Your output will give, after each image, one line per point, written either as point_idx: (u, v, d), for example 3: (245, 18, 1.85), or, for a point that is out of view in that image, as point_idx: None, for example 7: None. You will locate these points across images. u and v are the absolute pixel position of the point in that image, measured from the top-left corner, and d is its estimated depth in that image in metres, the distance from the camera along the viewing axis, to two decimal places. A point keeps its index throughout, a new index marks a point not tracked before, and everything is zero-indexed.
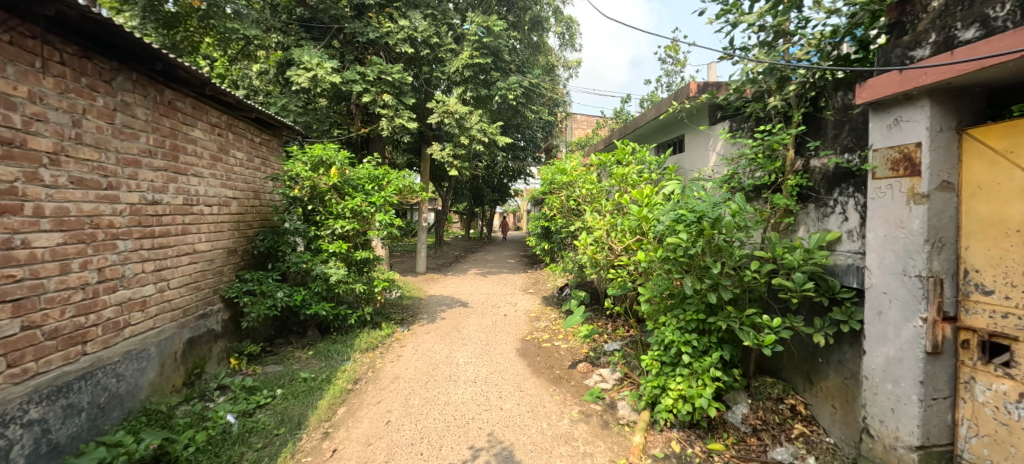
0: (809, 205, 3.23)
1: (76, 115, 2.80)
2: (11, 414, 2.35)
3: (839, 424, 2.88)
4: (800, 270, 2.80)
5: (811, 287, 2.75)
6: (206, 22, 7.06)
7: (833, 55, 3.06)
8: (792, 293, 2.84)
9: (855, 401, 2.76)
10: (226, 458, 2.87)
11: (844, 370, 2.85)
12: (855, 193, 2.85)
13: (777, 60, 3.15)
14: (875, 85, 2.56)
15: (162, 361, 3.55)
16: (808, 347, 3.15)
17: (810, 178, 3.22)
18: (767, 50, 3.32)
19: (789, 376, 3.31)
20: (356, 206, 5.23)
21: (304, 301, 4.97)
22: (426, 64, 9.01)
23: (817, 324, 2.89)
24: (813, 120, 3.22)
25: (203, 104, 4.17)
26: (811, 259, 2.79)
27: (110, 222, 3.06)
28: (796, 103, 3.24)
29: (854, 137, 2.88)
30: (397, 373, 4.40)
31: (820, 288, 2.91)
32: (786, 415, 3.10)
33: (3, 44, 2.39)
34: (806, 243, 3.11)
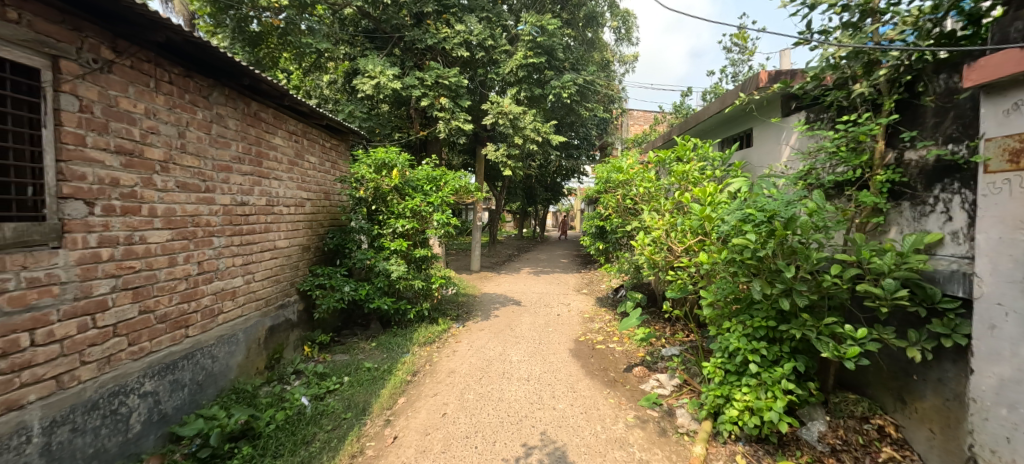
0: (902, 202, 2.96)
1: (181, 127, 3.19)
2: (130, 386, 2.72)
3: (938, 450, 2.63)
4: (891, 276, 2.57)
5: (905, 294, 2.53)
6: (284, 38, 8.06)
7: (934, 32, 2.71)
8: (882, 301, 2.63)
9: (959, 427, 2.51)
10: (300, 437, 3.15)
11: (944, 390, 2.59)
12: (961, 189, 2.60)
13: (863, 43, 2.88)
14: (987, 65, 2.30)
15: (248, 346, 3.94)
16: (898, 362, 2.88)
17: (904, 173, 2.95)
18: (851, 33, 3.07)
19: (875, 393, 3.05)
20: (416, 206, 5.49)
21: (368, 295, 5.30)
22: (481, 66, 9.22)
23: (911, 336, 2.63)
24: (908, 107, 2.96)
25: (282, 114, 4.57)
26: (904, 263, 2.55)
27: (207, 221, 3.46)
28: (888, 89, 2.97)
29: (960, 126, 2.63)
30: (453, 367, 4.57)
31: (915, 296, 2.65)
32: (873, 437, 2.84)
33: (126, 68, 2.76)
34: (900, 245, 2.85)
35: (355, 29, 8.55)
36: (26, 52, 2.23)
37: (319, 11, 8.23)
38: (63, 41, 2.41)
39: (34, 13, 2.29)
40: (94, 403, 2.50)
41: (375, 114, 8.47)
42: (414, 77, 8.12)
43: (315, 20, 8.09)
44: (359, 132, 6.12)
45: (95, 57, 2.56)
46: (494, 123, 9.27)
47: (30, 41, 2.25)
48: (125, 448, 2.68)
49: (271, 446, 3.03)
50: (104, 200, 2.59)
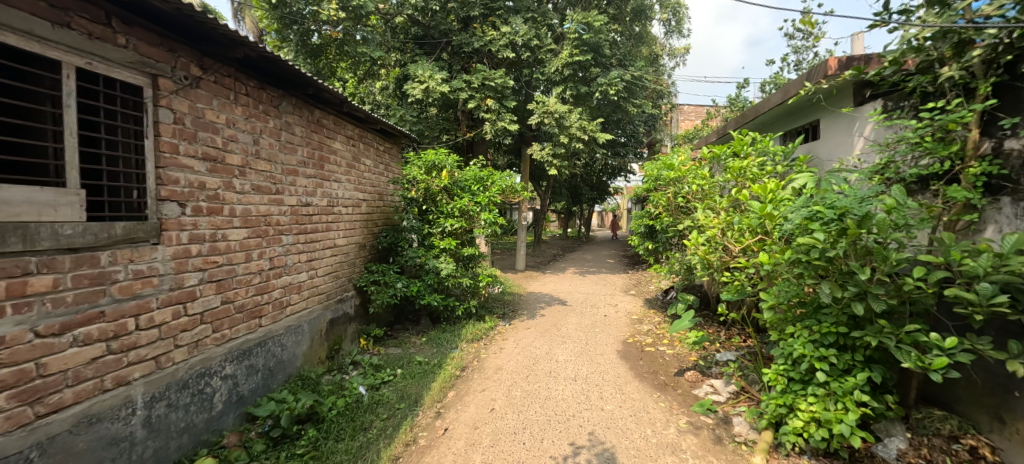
0: (1002, 198, 2.71)
1: (256, 135, 3.50)
2: (214, 369, 3.02)
3: None
4: (987, 280, 2.36)
5: (1004, 301, 2.29)
6: (342, 49, 8.39)
7: None
8: (976, 308, 2.40)
9: None
10: (358, 424, 3.35)
11: None
12: None
13: (953, 21, 2.69)
14: None
15: (312, 337, 4.24)
16: (996, 376, 2.63)
17: (1003, 165, 2.69)
18: (938, 11, 2.84)
19: (966, 410, 2.79)
20: (464, 206, 5.66)
21: (419, 292, 5.54)
22: (526, 67, 9.29)
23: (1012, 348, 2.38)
24: (1009, 91, 2.71)
25: (341, 120, 4.87)
26: (1003, 266, 2.33)
27: (277, 221, 3.77)
28: (983, 71, 2.72)
29: None
30: (500, 364, 4.67)
31: (1017, 304, 2.39)
32: (965, 460, 2.59)
33: (211, 83, 3.07)
34: (999, 246, 2.61)
35: (406, 36, 8.84)
36: (132, 72, 2.52)
37: (372, 21, 8.61)
38: (160, 61, 2.69)
39: (139, 38, 2.57)
40: (186, 383, 2.78)
41: (423, 117, 8.77)
42: (461, 79, 8.33)
43: (369, 30, 8.48)
44: (410, 136, 6.37)
45: (185, 74, 2.87)
46: (540, 123, 9.31)
47: (135, 62, 2.53)
48: (209, 424, 2.97)
49: (332, 430, 3.25)
50: (193, 201, 2.90)
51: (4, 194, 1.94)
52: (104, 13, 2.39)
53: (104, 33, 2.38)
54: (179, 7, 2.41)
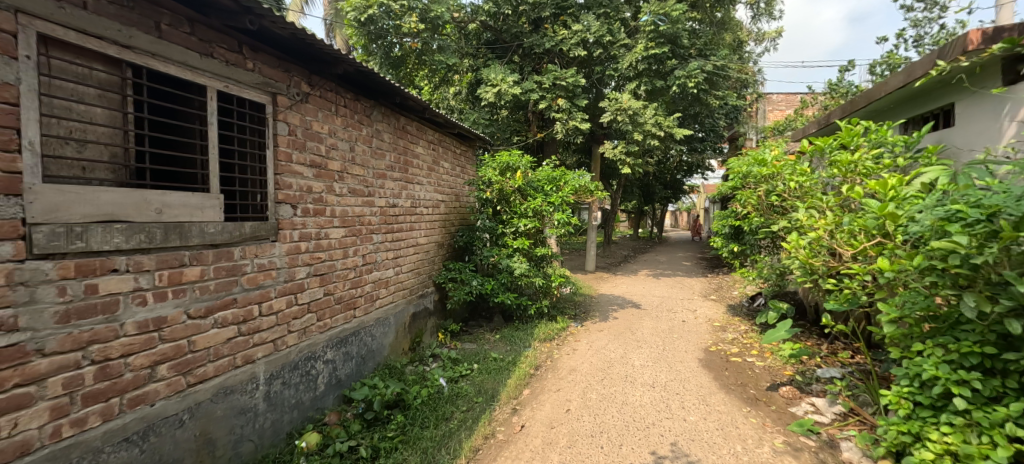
0: None
1: (352, 143, 3.83)
2: (318, 353, 3.35)
3: None
4: None
5: None
6: (420, 58, 8.89)
7: None
8: None
9: None
10: (441, 414, 3.51)
11: None
12: None
13: None
14: None
15: (397, 329, 4.55)
16: None
17: None
18: None
19: None
20: (538, 206, 5.71)
21: (493, 290, 5.69)
22: (598, 64, 9.11)
23: None
24: None
25: (423, 126, 5.15)
26: None
27: (369, 220, 4.09)
28: None
29: None
30: (573, 366, 4.63)
31: None
32: None
33: (317, 97, 3.42)
34: None
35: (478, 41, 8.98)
36: (257, 91, 2.87)
37: (447, 30, 8.98)
38: (279, 81, 3.05)
39: (262, 61, 2.92)
40: (296, 364, 3.12)
41: (495, 120, 8.97)
42: (533, 80, 8.38)
43: (445, 39, 8.85)
44: (484, 138, 6.56)
45: (298, 91, 3.22)
46: (613, 120, 9.07)
47: (260, 83, 2.87)
48: (314, 403, 3.30)
49: (417, 417, 3.43)
50: (303, 203, 3.24)
51: (167, 199, 2.25)
52: (237, 42, 2.74)
53: (237, 59, 2.72)
54: (295, 32, 2.71)
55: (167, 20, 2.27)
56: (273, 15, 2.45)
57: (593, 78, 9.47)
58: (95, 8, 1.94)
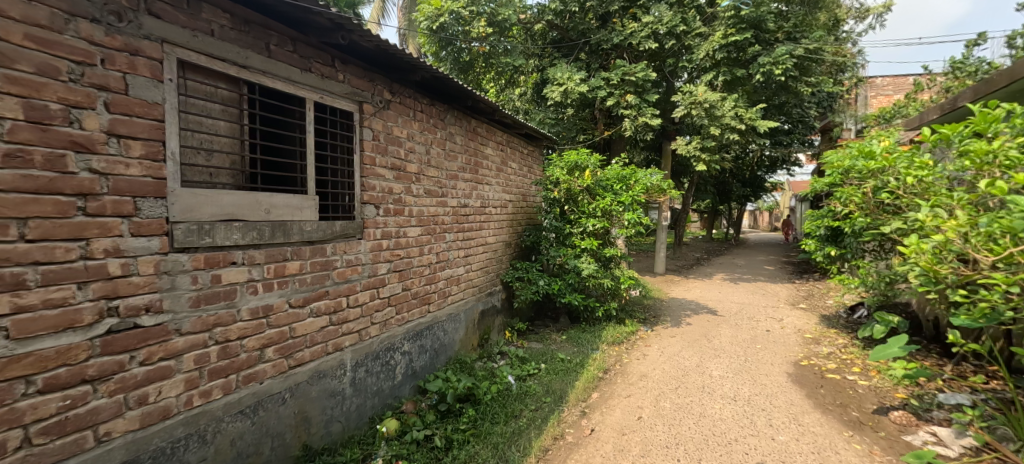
0: None
1: (428, 146, 4.02)
2: (397, 345, 3.56)
3: None
4: None
5: None
6: (488, 61, 9.15)
7: None
8: None
9: None
10: (510, 411, 3.54)
11: None
12: None
13: None
14: None
15: (467, 325, 4.70)
16: None
17: None
18: None
19: None
20: (607, 206, 5.58)
21: (560, 290, 5.68)
22: (670, 56, 8.71)
23: None
24: None
25: (492, 127, 5.26)
26: None
27: (442, 220, 4.26)
28: None
29: None
30: (643, 372, 4.48)
31: None
32: None
33: (397, 104, 3.63)
34: None
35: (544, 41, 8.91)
36: (347, 100, 3.11)
37: (514, 32, 9.07)
38: (365, 90, 3.29)
39: (351, 73, 3.16)
40: (378, 354, 3.34)
41: (561, 119, 8.91)
42: (600, 77, 8.18)
43: (513, 41, 8.98)
44: (551, 138, 6.55)
45: (381, 99, 3.44)
46: (686, 114, 8.62)
47: (349, 92, 3.12)
48: (393, 391, 3.52)
49: (487, 413, 3.48)
50: (385, 203, 3.46)
51: (274, 200, 2.52)
52: (330, 56, 2.98)
53: (331, 72, 2.97)
54: (379, 43, 2.89)
55: (275, 41, 2.53)
56: (361, 30, 2.65)
57: (665, 71, 9.06)
58: (220, 34, 2.21)
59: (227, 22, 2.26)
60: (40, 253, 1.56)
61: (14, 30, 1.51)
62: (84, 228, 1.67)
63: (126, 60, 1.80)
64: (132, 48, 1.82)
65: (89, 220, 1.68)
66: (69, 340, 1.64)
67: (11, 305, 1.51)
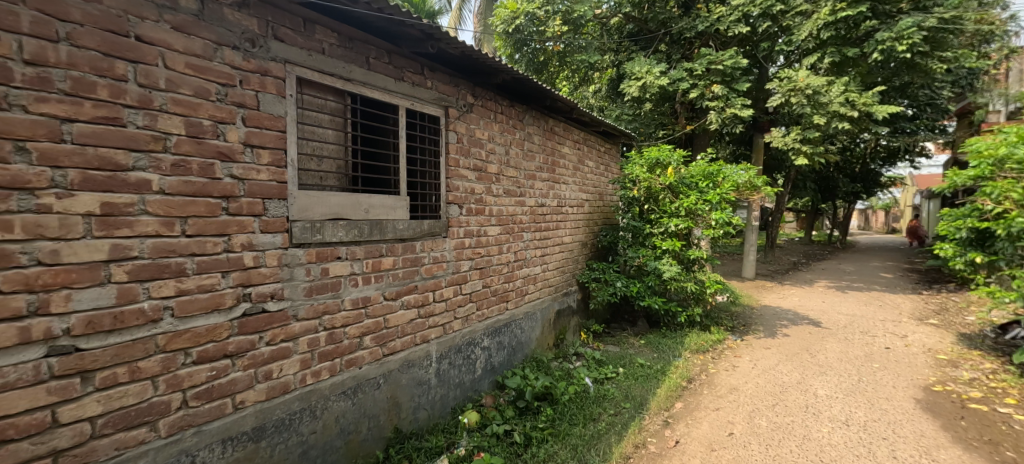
0: None
1: (508, 147, 4.11)
2: (477, 340, 3.69)
3: None
4: None
5: None
6: (562, 61, 9.67)
7: None
8: None
9: None
10: (588, 413, 3.49)
11: None
12: None
13: None
14: None
15: (543, 324, 4.73)
16: None
17: None
18: None
19: None
20: (692, 205, 5.27)
21: (639, 293, 5.51)
22: (763, 41, 8.05)
23: None
24: None
25: (569, 125, 5.23)
26: None
27: (520, 219, 4.33)
28: None
29: None
30: (733, 385, 4.17)
31: None
32: None
33: (479, 107, 3.75)
34: None
35: (621, 35, 8.62)
36: (434, 106, 3.29)
37: (589, 28, 8.84)
38: (450, 95, 3.44)
39: (439, 79, 3.32)
40: (460, 348, 3.49)
41: (639, 115, 8.59)
42: (682, 68, 7.70)
43: (588, 37, 8.84)
44: (628, 135, 6.34)
45: (465, 103, 3.58)
46: (783, 104, 7.85)
47: (436, 98, 3.28)
48: (473, 384, 3.65)
49: (565, 413, 3.46)
50: (467, 203, 3.60)
51: (372, 200, 2.75)
52: (420, 65, 3.16)
53: (420, 80, 3.15)
54: (465, 49, 3.02)
55: (373, 54, 2.75)
56: (449, 38, 2.79)
57: (759, 57, 8.34)
58: (329, 52, 2.45)
59: (334, 41, 2.49)
60: (196, 246, 1.85)
61: (178, 60, 1.80)
62: (226, 226, 1.96)
63: (258, 80, 2.08)
64: (262, 70, 2.10)
65: (230, 219, 1.97)
66: (216, 320, 1.93)
67: (175, 288, 1.79)
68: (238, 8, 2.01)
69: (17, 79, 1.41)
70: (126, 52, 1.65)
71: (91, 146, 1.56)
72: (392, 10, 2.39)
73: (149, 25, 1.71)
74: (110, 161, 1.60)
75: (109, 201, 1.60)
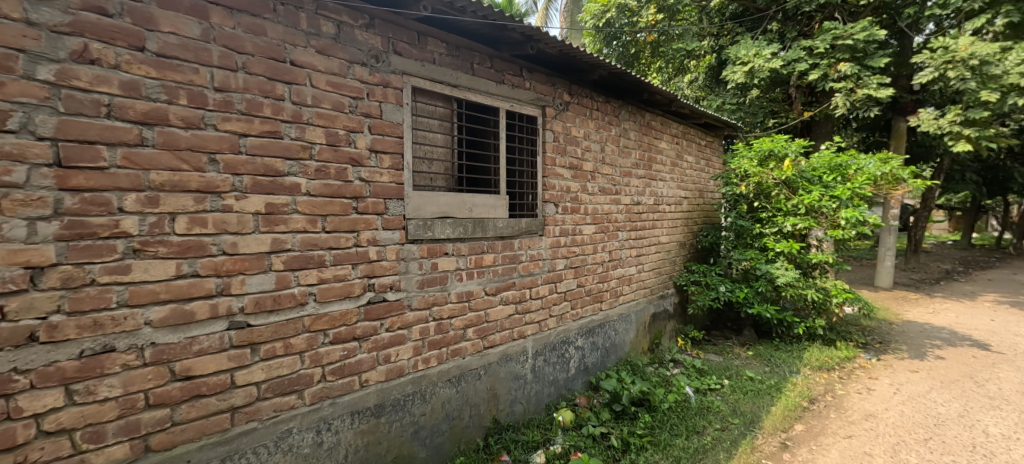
0: None
1: (604, 144, 4.02)
2: (571, 339, 3.68)
3: None
4: None
5: None
6: (655, 50, 9.14)
7: None
8: None
9: None
10: (691, 425, 3.29)
11: None
12: None
13: None
14: None
15: (638, 327, 4.57)
16: None
17: None
18: None
19: None
20: (814, 202, 4.67)
21: (747, 299, 5.04)
22: (906, 6, 6.80)
23: None
24: None
25: (667, 119, 4.95)
26: None
27: (615, 218, 4.23)
28: None
29: None
30: (868, 411, 3.62)
31: None
32: None
33: (575, 104, 3.73)
34: None
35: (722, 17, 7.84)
36: (533, 106, 3.34)
37: (687, 13, 8.24)
38: (547, 95, 3.46)
39: (536, 79, 3.37)
40: (555, 345, 3.51)
41: (744, 103, 7.83)
42: (799, 47, 6.78)
43: (685, 23, 8.22)
44: (733, 126, 5.81)
45: (561, 102, 3.58)
46: (935, 80, 6.59)
47: (535, 98, 3.33)
48: (566, 383, 3.66)
49: (665, 422, 3.30)
50: (563, 202, 3.61)
51: (475, 200, 2.89)
52: (519, 67, 3.23)
53: (520, 81, 3.22)
54: (563, 48, 3.02)
55: (477, 60, 2.88)
56: (548, 37, 2.81)
57: (901, 27, 7.09)
58: (439, 61, 2.63)
59: (443, 50, 2.66)
60: (333, 240, 2.11)
61: (322, 79, 2.07)
62: (356, 223, 2.20)
63: (381, 91, 2.30)
64: (385, 82, 2.32)
65: (359, 217, 2.21)
66: (347, 306, 2.18)
67: (317, 277, 2.07)
68: (366, 29, 2.24)
69: (209, 103, 1.73)
70: (284, 75, 1.94)
71: (259, 156, 1.86)
72: (496, 16, 2.46)
73: (299, 50, 1.99)
74: (272, 168, 1.90)
75: (271, 202, 1.90)
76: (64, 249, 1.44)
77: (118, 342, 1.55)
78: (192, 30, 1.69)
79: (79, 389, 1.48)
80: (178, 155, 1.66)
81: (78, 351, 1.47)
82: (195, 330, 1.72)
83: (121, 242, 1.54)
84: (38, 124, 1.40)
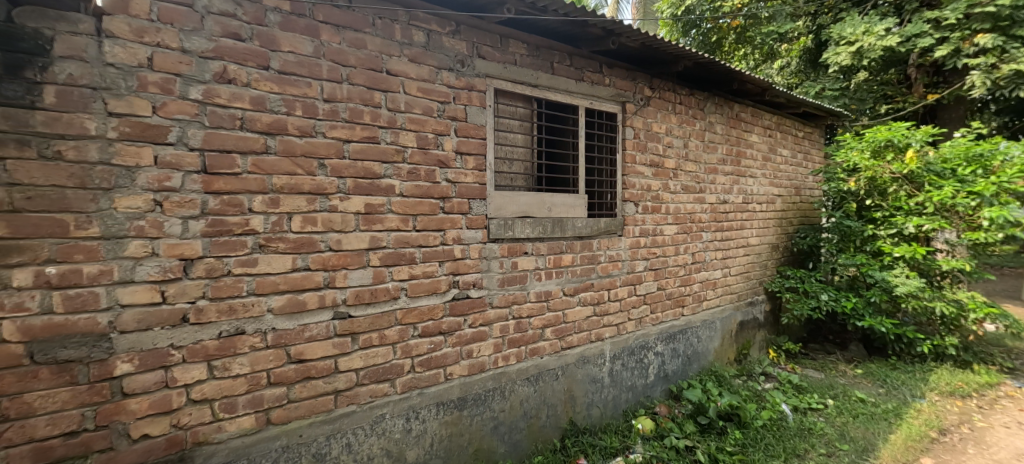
0: None
1: (688, 139, 3.81)
2: (650, 344, 3.54)
3: None
4: None
5: None
6: (741, 36, 8.44)
7: None
8: None
9: None
10: (789, 447, 2.99)
11: None
12: None
13: None
14: None
15: (723, 335, 4.27)
16: None
17: None
18: None
19: None
20: (945, 199, 4.02)
21: (855, 310, 4.49)
22: None
23: None
24: None
25: (758, 110, 4.55)
26: None
27: (700, 217, 3.98)
28: None
29: None
30: (1019, 449, 3.04)
31: None
32: None
33: (657, 99, 3.56)
34: None
35: None
36: (612, 102, 3.25)
37: None
38: (627, 90, 3.35)
39: (616, 75, 3.28)
40: (633, 350, 3.40)
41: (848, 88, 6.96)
42: (922, 20, 5.86)
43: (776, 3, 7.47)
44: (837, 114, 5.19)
45: (642, 97, 3.45)
46: None
47: (614, 95, 3.25)
48: (645, 389, 3.52)
49: (759, 440, 3.04)
50: (644, 201, 3.47)
51: (554, 200, 2.88)
52: (599, 64, 3.17)
53: (599, 78, 3.16)
54: (646, 40, 2.90)
55: (557, 59, 2.87)
56: (630, 30, 2.72)
57: None
58: (520, 62, 2.66)
59: (524, 51, 2.69)
60: (422, 239, 2.23)
61: (414, 86, 2.19)
62: (443, 222, 2.30)
63: (466, 95, 2.38)
64: (470, 86, 2.40)
65: (445, 216, 2.31)
66: (433, 301, 2.29)
67: (408, 273, 2.19)
68: (452, 35, 2.33)
69: (319, 113, 1.91)
70: (381, 84, 2.08)
71: (360, 160, 2.02)
72: (578, 12, 2.42)
73: (394, 60, 2.13)
74: (371, 171, 2.05)
75: (369, 202, 2.05)
76: (208, 244, 1.67)
77: (247, 326, 1.77)
78: (306, 48, 1.88)
79: (217, 365, 1.71)
80: (294, 161, 1.85)
81: (218, 332, 1.71)
82: (306, 318, 1.91)
83: (251, 239, 1.76)
84: (190, 137, 1.64)
